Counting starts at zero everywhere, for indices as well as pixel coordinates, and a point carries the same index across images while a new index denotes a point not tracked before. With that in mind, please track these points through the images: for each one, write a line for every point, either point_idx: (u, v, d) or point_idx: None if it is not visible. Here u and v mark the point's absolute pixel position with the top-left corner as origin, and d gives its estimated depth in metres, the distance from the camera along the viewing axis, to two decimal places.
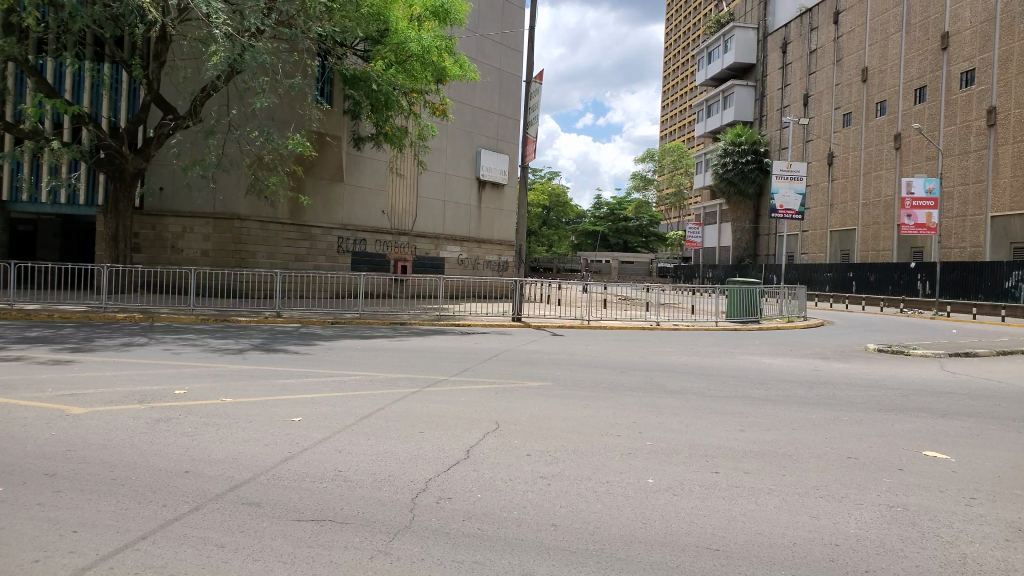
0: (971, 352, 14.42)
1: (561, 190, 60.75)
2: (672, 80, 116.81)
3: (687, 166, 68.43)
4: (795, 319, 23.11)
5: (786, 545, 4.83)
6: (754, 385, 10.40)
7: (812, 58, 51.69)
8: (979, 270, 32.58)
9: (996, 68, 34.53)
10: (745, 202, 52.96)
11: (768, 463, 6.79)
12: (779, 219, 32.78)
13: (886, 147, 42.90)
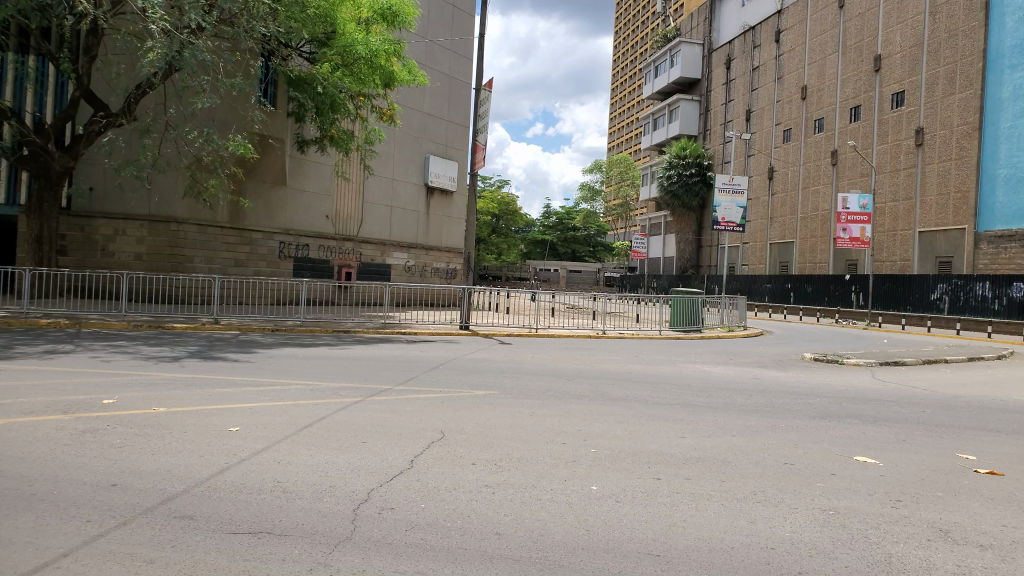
0: (900, 361, 14.98)
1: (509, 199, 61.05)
2: (619, 92, 118.63)
3: (632, 179, 69.02)
4: (736, 328, 23.58)
5: (725, 550, 4.91)
6: (697, 394, 10.58)
7: (754, 75, 53.10)
8: (907, 282, 33.81)
9: (923, 90, 36.02)
10: (688, 214, 54.01)
11: (709, 469, 6.90)
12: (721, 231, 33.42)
13: (823, 162, 44.22)
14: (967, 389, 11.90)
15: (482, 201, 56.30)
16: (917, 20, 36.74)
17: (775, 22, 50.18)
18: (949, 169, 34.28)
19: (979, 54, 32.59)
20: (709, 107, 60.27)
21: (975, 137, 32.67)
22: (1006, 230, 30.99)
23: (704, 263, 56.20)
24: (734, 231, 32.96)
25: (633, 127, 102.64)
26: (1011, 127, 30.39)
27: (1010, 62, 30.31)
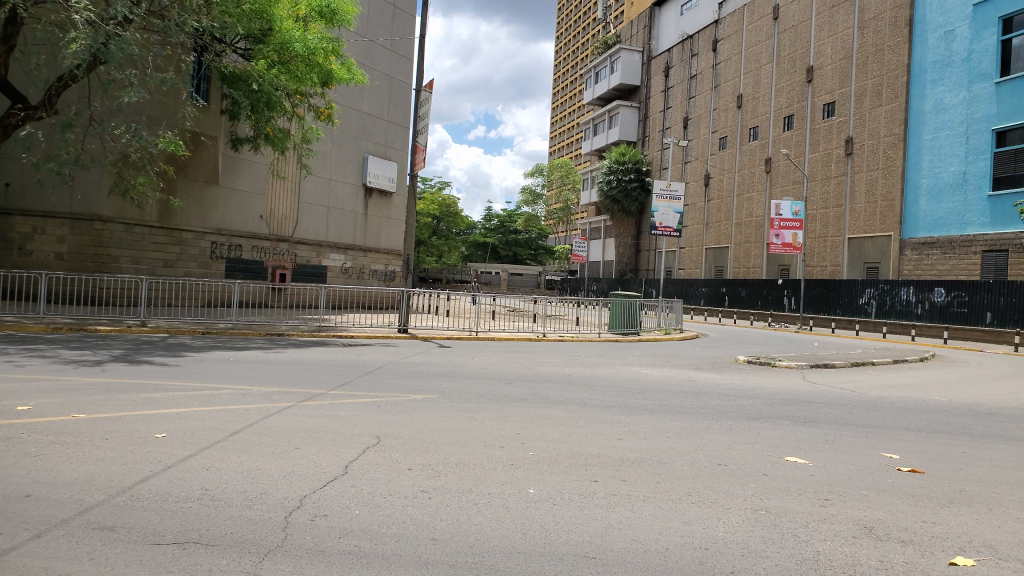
0: (829, 364, 15.45)
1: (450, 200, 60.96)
2: (560, 98, 119.71)
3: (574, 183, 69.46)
4: (673, 331, 24.01)
5: (659, 550, 4.97)
6: (634, 396, 10.71)
7: (692, 83, 54.21)
8: (836, 287, 35.09)
9: (852, 101, 37.39)
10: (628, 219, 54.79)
11: (644, 470, 6.99)
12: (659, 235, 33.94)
13: (756, 170, 45.40)
14: (892, 391, 12.36)
15: (422, 202, 55.92)
16: (846, 34, 38.13)
17: (712, 32, 51.35)
18: (876, 179, 35.63)
19: (904, 69, 34.10)
20: (648, 113, 61.30)
21: (900, 147, 34.19)
22: (928, 237, 32.36)
23: (643, 267, 57.06)
24: (671, 236, 33.51)
25: (574, 131, 103.61)
26: (933, 138, 32.43)
27: (933, 78, 32.68)
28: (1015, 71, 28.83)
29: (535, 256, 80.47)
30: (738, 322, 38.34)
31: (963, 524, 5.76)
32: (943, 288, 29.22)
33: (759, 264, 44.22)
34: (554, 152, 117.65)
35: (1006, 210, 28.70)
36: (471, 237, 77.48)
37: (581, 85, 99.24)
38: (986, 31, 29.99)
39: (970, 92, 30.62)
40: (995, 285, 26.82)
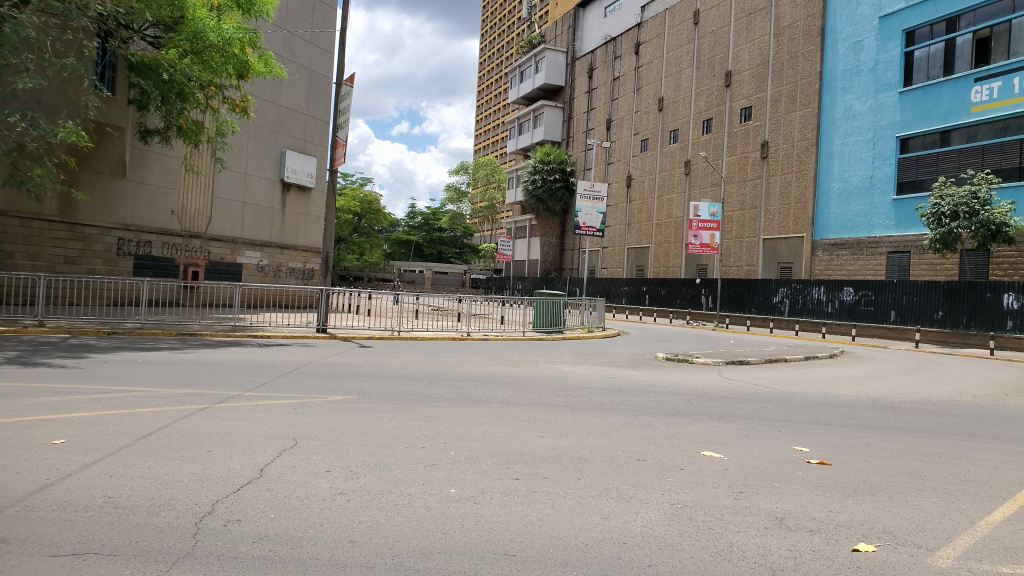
0: (744, 360, 15.96)
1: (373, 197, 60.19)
2: (485, 96, 119.78)
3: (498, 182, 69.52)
4: (595, 329, 24.41)
5: (579, 546, 5.02)
6: (556, 393, 10.81)
7: (615, 85, 55.11)
8: (751, 286, 36.36)
9: (767, 107, 38.77)
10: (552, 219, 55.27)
11: (565, 467, 7.07)
12: (582, 235, 34.30)
13: (677, 171, 46.52)
14: (801, 386, 12.88)
15: (344, 199, 54.93)
16: (762, 40, 39.56)
17: (635, 35, 52.28)
18: (790, 182, 37.04)
19: (816, 76, 35.63)
20: (572, 114, 61.99)
21: (812, 152, 35.65)
22: (838, 238, 33.87)
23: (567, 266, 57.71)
24: (594, 236, 33.93)
25: (498, 130, 103.66)
26: (843, 143, 33.97)
27: (842, 85, 34.20)
28: (917, 82, 30.64)
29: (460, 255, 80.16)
30: (658, 320, 39.25)
31: (867, 512, 6.04)
32: (851, 287, 30.54)
33: (678, 264, 45.36)
34: (478, 150, 117.38)
35: (910, 214, 30.24)
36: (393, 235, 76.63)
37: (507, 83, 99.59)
38: (891, 42, 31.86)
39: (877, 100, 32.31)
40: (899, 284, 28.24)
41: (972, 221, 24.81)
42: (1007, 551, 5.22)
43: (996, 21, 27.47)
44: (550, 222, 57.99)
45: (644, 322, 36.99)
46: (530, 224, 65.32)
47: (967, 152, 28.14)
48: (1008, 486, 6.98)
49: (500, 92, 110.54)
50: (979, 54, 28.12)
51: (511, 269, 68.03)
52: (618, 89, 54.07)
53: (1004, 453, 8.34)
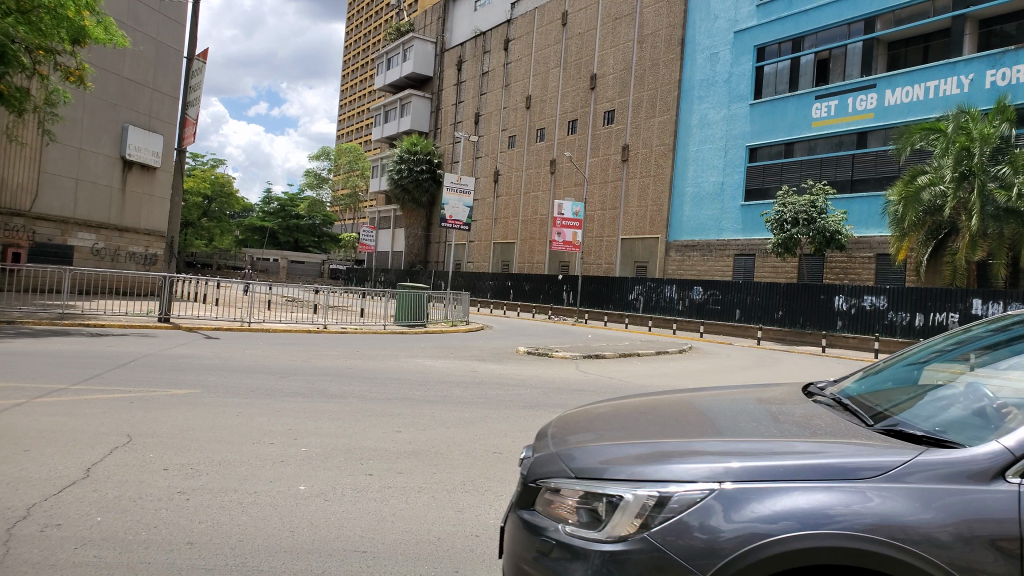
0: (600, 354, 16.53)
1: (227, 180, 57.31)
2: (350, 82, 117.03)
3: (362, 170, 68.05)
4: (459, 323, 24.47)
5: (431, 541, 4.97)
6: (416, 387, 10.71)
7: (484, 80, 55.43)
8: (609, 283, 37.69)
9: (629, 111, 40.33)
10: (417, 210, 54.64)
11: (421, 461, 7.01)
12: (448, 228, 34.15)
13: (543, 169, 47.46)
14: (652, 380, 13.48)
15: (194, 179, 51.84)
16: (626, 46, 41.09)
17: (505, 31, 52.78)
18: (648, 185, 38.76)
19: (675, 84, 37.44)
20: (440, 106, 61.67)
21: (669, 158, 37.42)
22: (690, 240, 35.78)
23: (431, 258, 57.44)
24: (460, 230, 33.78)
25: (364, 118, 101.47)
26: (697, 149, 35.90)
27: (698, 94, 36.15)
28: (766, 95, 32.91)
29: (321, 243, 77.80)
30: (520, 314, 39.84)
31: None
32: (700, 287, 32.19)
33: (542, 260, 46.32)
34: (343, 137, 114.51)
35: (754, 220, 32.50)
36: (248, 221, 73.31)
37: (372, 70, 97.71)
38: (743, 57, 33.98)
39: (729, 110, 34.41)
40: (744, 285, 30.11)
41: (810, 227, 26.99)
42: None
43: (834, 45, 30.18)
44: (416, 214, 57.45)
45: (507, 315, 37.46)
46: (395, 215, 64.50)
47: (806, 163, 30.61)
48: None
49: (366, 79, 108.41)
50: (819, 74, 30.81)
51: (374, 261, 66.88)
52: (487, 84, 54.37)
53: None
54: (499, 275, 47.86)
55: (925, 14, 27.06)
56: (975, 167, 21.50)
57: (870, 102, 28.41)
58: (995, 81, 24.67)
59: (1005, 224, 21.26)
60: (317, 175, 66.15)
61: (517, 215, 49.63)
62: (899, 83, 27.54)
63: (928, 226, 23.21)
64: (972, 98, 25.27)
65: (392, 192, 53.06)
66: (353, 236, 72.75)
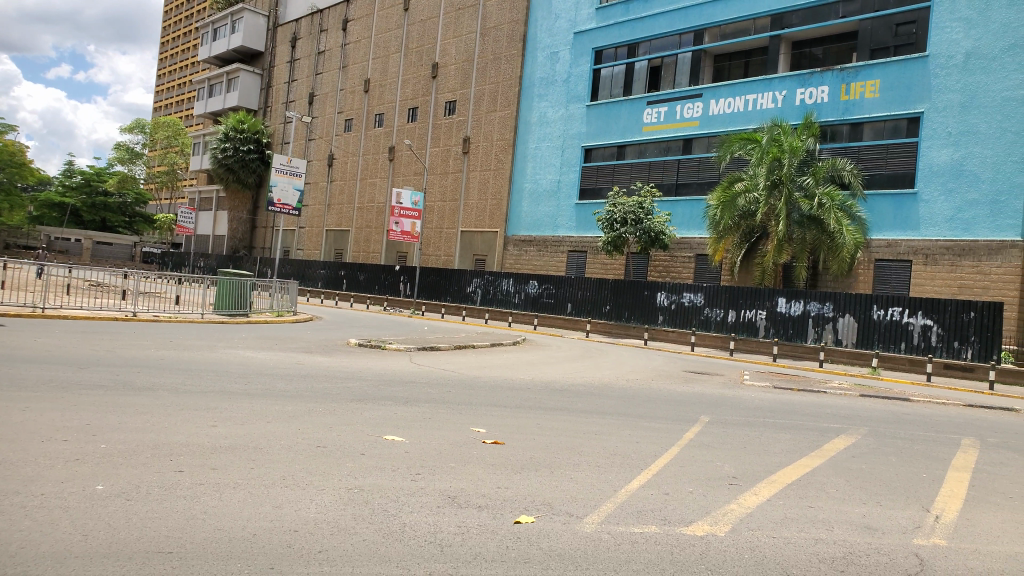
0: (434, 346, 16.44)
1: (23, 151, 51.31)
2: (170, 51, 109.02)
3: (182, 146, 63.41)
4: (286, 313, 23.49)
5: (245, 538, 4.77)
6: (236, 379, 10.14)
7: (319, 59, 53.53)
8: (447, 276, 37.57)
9: (470, 103, 40.48)
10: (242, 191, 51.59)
11: (238, 457, 6.63)
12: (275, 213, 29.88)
13: (381, 156, 46.59)
14: (483, 371, 13.60)
15: None
16: (469, 38, 41.23)
17: (344, 11, 51.30)
18: (487, 178, 39.19)
19: (516, 79, 38.13)
20: (272, 83, 58.95)
21: (508, 152, 38.07)
22: (527, 235, 36.56)
23: (258, 244, 54.59)
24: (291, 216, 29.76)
25: (184, 91, 94.64)
26: (536, 146, 36.82)
27: (539, 92, 37.02)
28: (602, 98, 34.30)
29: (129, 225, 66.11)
30: (354, 305, 38.60)
31: (530, 486, 6.47)
32: (536, 281, 32.94)
33: (378, 249, 45.50)
34: (161, 110, 106.23)
35: (587, 218, 33.79)
36: (46, 196, 65.79)
37: (195, 40, 91.45)
38: (581, 58, 35.27)
39: (567, 110, 35.55)
40: (576, 280, 31.17)
41: (637, 228, 28.43)
42: (638, 514, 5.94)
43: (666, 53, 31.93)
44: (242, 195, 54.31)
45: (339, 306, 36.24)
46: (218, 197, 60.73)
47: (637, 166, 32.23)
48: (644, 457, 8.03)
49: (187, 50, 101.29)
50: (652, 80, 32.45)
51: (193, 244, 62.50)
52: (322, 63, 52.59)
53: (646, 430, 9.58)
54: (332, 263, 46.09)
55: (746, 31, 29.52)
56: (784, 177, 23.65)
57: (696, 111, 30.39)
58: (803, 99, 27.21)
59: (807, 230, 23.70)
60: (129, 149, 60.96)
61: (353, 202, 48.40)
62: (721, 94, 29.65)
63: (742, 229, 25.11)
64: (784, 113, 27.71)
65: (215, 171, 49.85)
66: (169, 217, 67.47)
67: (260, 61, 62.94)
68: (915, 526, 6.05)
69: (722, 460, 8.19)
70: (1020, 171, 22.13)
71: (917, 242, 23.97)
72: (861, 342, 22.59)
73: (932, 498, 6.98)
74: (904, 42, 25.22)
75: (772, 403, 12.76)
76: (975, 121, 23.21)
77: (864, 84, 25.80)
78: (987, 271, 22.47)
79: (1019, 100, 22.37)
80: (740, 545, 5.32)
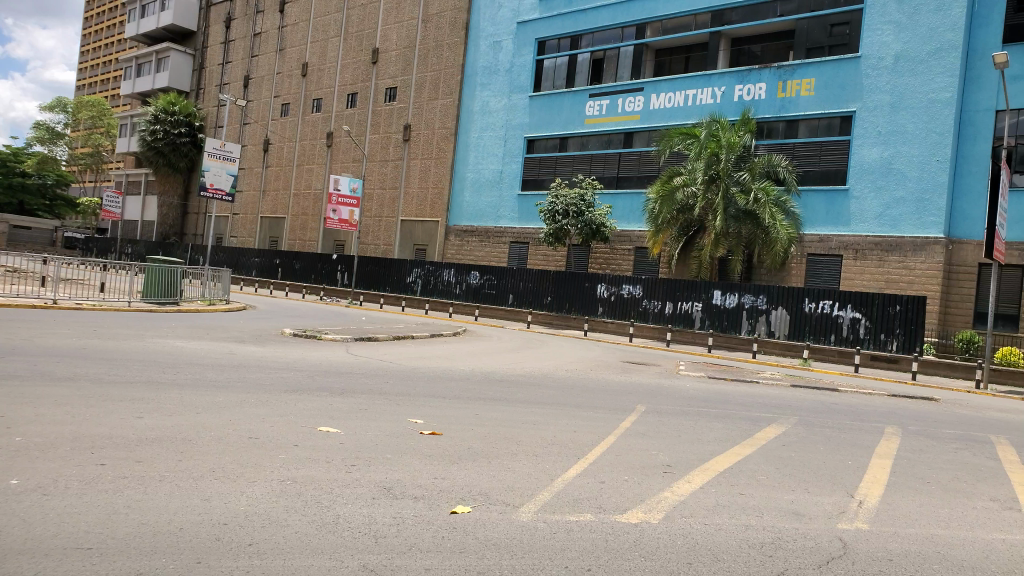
0: (371, 336, 16.26)
1: None
2: (95, 28, 104.65)
3: (107, 127, 60.87)
4: (217, 302, 22.84)
5: (171, 532, 4.61)
6: (164, 369, 9.82)
7: (256, 41, 52.17)
8: (386, 265, 37.17)
9: (411, 90, 40.09)
10: (172, 175, 49.88)
11: (165, 449, 6.41)
12: (208, 199, 28.96)
13: (318, 142, 45.74)
14: (422, 362, 13.48)
15: None
16: (410, 24, 40.79)
17: None
18: (428, 167, 38.92)
19: (458, 68, 37.90)
20: (206, 65, 57.25)
21: (450, 141, 37.86)
22: (468, 226, 36.52)
23: (190, 230, 52.99)
24: (224, 202, 28.88)
25: (110, 69, 91.02)
26: (479, 136, 36.70)
27: (481, 81, 36.93)
28: (544, 89, 34.42)
29: (50, 209, 63.17)
30: (289, 294, 37.84)
31: (467, 477, 6.44)
32: (477, 272, 32.87)
33: (315, 237, 44.73)
34: (84, 89, 101.87)
35: (529, 209, 33.90)
36: None
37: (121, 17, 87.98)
38: (524, 48, 35.27)
39: (509, 100, 35.54)
40: (517, 271, 31.21)
41: (579, 219, 28.63)
42: (574, 502, 5.98)
43: (608, 46, 32.18)
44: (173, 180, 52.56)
45: (274, 296, 35.44)
46: (148, 181, 58.65)
47: (578, 158, 32.43)
48: (581, 446, 8.09)
49: (112, 27, 97.36)
50: (594, 72, 32.74)
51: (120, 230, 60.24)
52: (258, 46, 51.32)
53: (584, 419, 9.67)
54: (267, 251, 45.01)
55: (687, 27, 30.01)
56: (722, 172, 24.10)
57: (637, 104, 30.76)
58: (741, 95, 27.80)
59: (743, 224, 24.25)
60: (50, 129, 58.15)
61: (289, 188, 47.45)
62: (662, 88, 30.08)
63: (680, 223, 25.47)
64: (723, 108, 28.22)
65: (143, 154, 48.10)
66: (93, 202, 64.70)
67: (192, 41, 61.02)
68: (840, 511, 6.25)
69: (657, 448, 8.32)
70: (943, 171, 23.13)
71: (847, 238, 24.78)
72: (793, 334, 23.25)
73: (856, 484, 7.23)
74: (838, 42, 25.95)
75: (708, 393, 13.01)
76: (903, 121, 24.09)
77: (800, 83, 26.49)
78: (912, 266, 23.40)
79: (943, 102, 23.35)
80: (673, 532, 5.40)
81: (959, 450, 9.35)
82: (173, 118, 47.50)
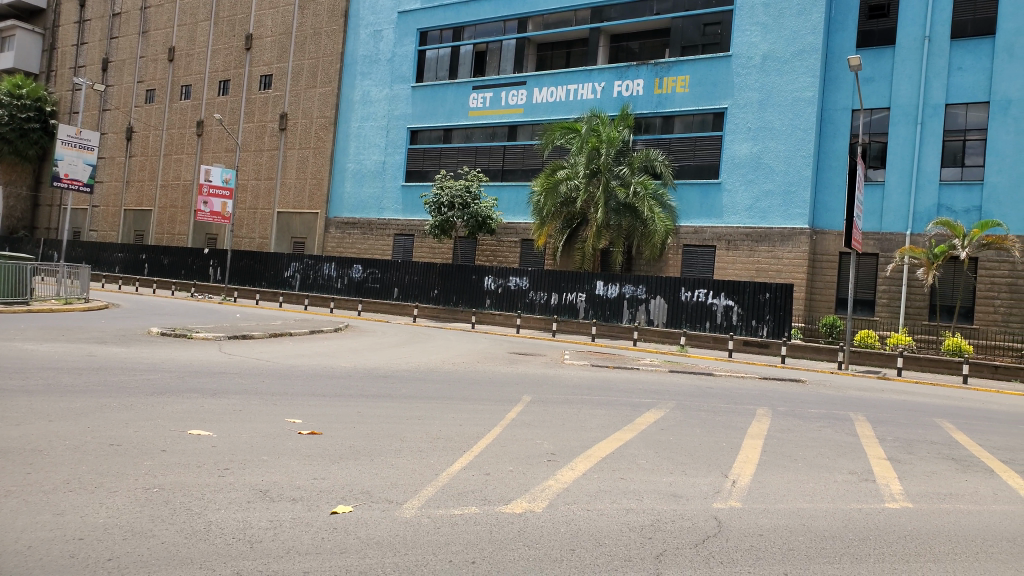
0: (246, 334, 15.62)
1: None
2: None
3: None
4: (74, 301, 21.28)
5: (18, 551, 4.24)
6: (10, 375, 9.02)
7: (115, 22, 48.90)
8: (262, 259, 35.79)
9: (288, 78, 38.74)
10: (20, 164, 45.90)
11: (11, 462, 5.88)
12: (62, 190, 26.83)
13: (187, 131, 43.45)
14: (301, 359, 13.06)
15: None
16: (286, 10, 39.32)
17: None
18: (307, 157, 37.79)
19: (337, 56, 36.99)
20: (57, 45, 53.02)
21: (330, 131, 36.90)
22: (350, 217, 35.80)
23: (43, 224, 49.05)
24: (82, 193, 26.85)
25: None
26: (360, 126, 35.97)
27: (362, 70, 36.22)
28: (427, 80, 34.19)
29: None
30: (155, 291, 35.80)
31: (348, 476, 6.29)
32: (360, 265, 32.25)
33: (185, 231, 42.56)
34: None
35: (414, 201, 33.58)
36: None
37: None
38: (406, 38, 34.89)
39: (392, 90, 35.05)
40: (401, 264, 30.83)
41: (465, 212, 28.62)
42: (458, 495, 5.95)
43: (490, 39, 32.34)
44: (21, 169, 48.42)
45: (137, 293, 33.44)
46: None
47: (463, 150, 32.41)
48: (467, 439, 8.05)
49: None
50: (477, 65, 32.83)
51: None
52: (119, 27, 48.12)
53: (470, 411, 9.68)
54: (130, 246, 42.34)
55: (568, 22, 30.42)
56: (602, 166, 24.69)
57: (520, 98, 31.00)
58: (621, 91, 28.58)
59: (623, 217, 24.95)
60: None
61: (155, 179, 44.89)
62: (544, 83, 30.46)
63: (564, 216, 25.87)
64: (603, 103, 28.94)
65: None
66: None
67: (40, 19, 56.32)
68: (715, 491, 6.51)
69: (541, 437, 8.41)
70: (807, 165, 24.62)
71: (720, 229, 25.98)
72: (671, 322, 24.20)
73: (729, 465, 7.57)
74: (710, 41, 27.12)
75: (591, 382, 13.30)
76: (770, 118, 25.47)
77: (676, 80, 27.51)
78: (780, 256, 24.82)
79: (806, 100, 24.80)
80: (556, 520, 5.47)
81: (822, 427, 9.98)
82: (21, 102, 43.65)
